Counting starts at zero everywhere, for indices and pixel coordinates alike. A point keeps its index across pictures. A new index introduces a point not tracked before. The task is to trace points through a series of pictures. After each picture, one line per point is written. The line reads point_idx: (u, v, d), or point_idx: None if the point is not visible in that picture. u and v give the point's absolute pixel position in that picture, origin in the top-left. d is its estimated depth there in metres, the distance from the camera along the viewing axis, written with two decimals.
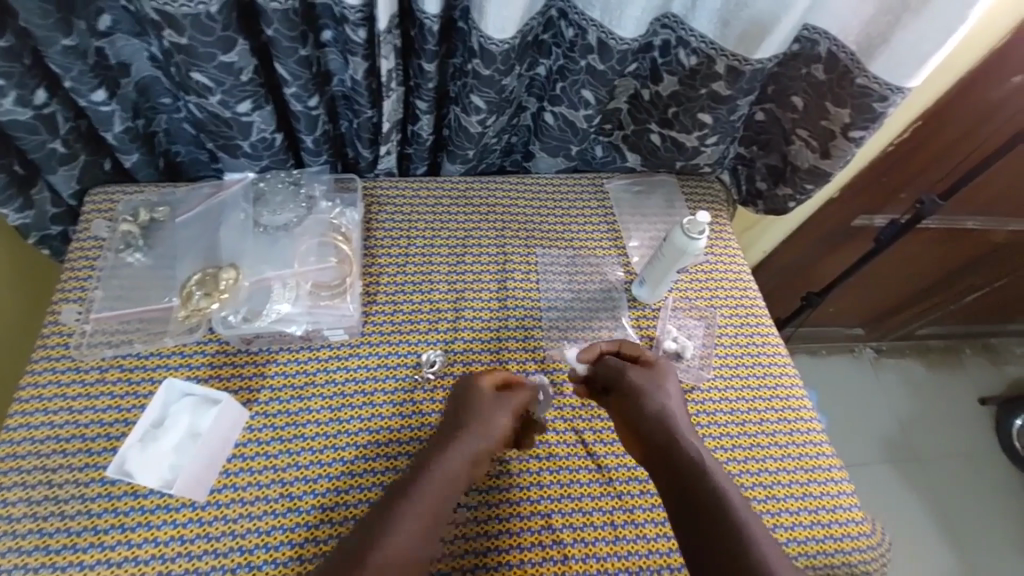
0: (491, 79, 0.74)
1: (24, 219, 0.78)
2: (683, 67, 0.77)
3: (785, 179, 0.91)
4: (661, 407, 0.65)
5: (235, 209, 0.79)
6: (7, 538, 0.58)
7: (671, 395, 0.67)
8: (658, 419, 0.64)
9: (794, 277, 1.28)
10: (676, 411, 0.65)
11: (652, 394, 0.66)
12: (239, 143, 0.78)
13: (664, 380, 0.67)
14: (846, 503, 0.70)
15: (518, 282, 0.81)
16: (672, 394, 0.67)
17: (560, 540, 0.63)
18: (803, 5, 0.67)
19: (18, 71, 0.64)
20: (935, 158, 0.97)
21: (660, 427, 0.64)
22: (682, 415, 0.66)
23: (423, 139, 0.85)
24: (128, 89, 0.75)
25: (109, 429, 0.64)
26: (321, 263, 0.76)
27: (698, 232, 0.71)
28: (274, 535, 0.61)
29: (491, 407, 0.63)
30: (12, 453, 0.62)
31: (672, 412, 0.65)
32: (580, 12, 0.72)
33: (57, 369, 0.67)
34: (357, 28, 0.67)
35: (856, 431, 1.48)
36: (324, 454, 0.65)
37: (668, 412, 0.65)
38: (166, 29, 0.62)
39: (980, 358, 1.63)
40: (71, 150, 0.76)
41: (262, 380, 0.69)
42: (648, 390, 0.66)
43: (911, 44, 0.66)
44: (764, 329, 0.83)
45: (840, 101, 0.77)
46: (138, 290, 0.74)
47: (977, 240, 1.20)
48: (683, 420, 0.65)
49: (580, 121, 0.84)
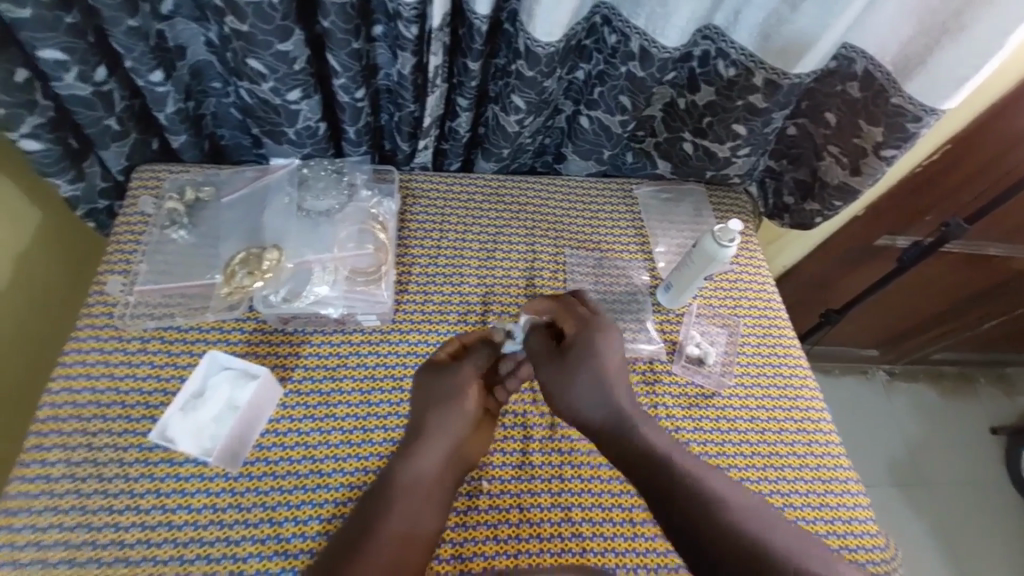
0: (533, 81, 0.76)
1: (74, 192, 0.81)
2: (721, 78, 0.79)
3: (813, 195, 0.92)
4: (591, 381, 0.66)
5: (279, 193, 0.81)
6: (48, 496, 0.60)
7: (605, 357, 0.68)
8: (591, 392, 0.65)
9: (814, 293, 1.29)
10: (612, 376, 0.67)
11: (585, 366, 0.67)
12: (285, 130, 0.80)
13: (599, 341, 0.68)
14: (861, 516, 0.70)
15: (545, 280, 0.83)
16: (608, 357, 0.68)
17: (580, 533, 0.65)
18: (845, 23, 0.68)
19: (83, 49, 0.67)
20: (964, 183, 0.98)
21: (601, 412, 0.65)
22: (617, 378, 0.67)
23: (459, 136, 0.87)
24: (183, 72, 0.78)
25: (149, 397, 0.67)
26: (359, 249, 0.78)
27: (730, 239, 0.72)
28: (304, 509, 0.62)
29: (458, 388, 0.66)
30: (56, 415, 0.64)
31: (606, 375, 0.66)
32: (624, 19, 0.73)
33: (101, 338, 0.70)
34: (409, 24, 0.69)
35: (866, 451, 1.48)
36: (353, 434, 0.67)
37: (604, 393, 0.65)
38: (229, 15, 0.65)
39: (995, 387, 1.62)
40: (124, 128, 0.79)
41: (296, 360, 0.71)
42: (576, 364, 0.67)
43: (949, 67, 0.68)
44: (787, 340, 0.83)
45: (874, 119, 0.78)
46: (181, 266, 0.77)
47: (1000, 267, 1.21)
48: (617, 385, 0.66)
49: (615, 125, 0.85)
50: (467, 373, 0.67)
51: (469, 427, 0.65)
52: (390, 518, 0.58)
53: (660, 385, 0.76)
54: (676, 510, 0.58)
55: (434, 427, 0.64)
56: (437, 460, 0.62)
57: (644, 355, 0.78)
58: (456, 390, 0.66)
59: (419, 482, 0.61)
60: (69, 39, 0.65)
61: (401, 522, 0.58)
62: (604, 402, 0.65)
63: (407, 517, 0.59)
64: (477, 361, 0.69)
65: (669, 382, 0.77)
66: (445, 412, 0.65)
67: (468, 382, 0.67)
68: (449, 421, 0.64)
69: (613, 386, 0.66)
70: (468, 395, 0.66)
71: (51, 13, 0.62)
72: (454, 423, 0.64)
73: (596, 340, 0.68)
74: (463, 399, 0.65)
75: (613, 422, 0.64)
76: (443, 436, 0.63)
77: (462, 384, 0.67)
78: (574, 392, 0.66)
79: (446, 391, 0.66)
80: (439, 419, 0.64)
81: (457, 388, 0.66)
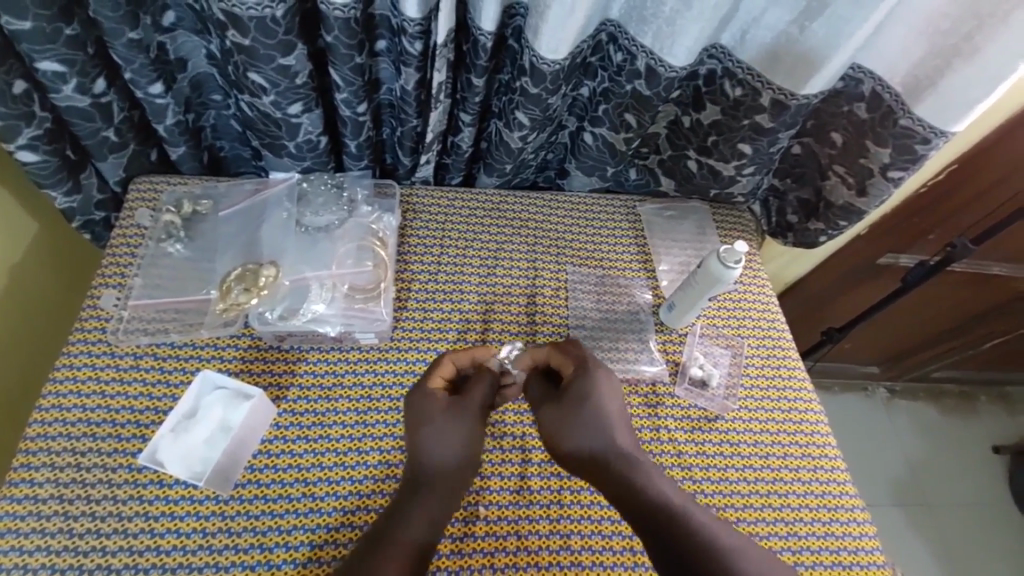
0: (538, 97, 0.75)
1: (70, 204, 0.79)
2: (727, 97, 0.78)
3: (817, 214, 0.91)
4: (572, 420, 0.62)
5: (278, 207, 0.80)
6: (33, 518, 0.58)
7: (604, 404, 0.64)
8: (589, 435, 0.61)
9: (816, 312, 1.27)
10: (611, 416, 0.63)
11: (584, 409, 0.63)
12: (285, 143, 0.79)
13: (591, 376, 0.65)
14: (868, 545, 0.68)
15: (547, 297, 0.81)
16: (607, 397, 0.64)
17: (580, 562, 0.63)
18: (855, 46, 0.67)
19: (83, 60, 0.66)
20: (969, 203, 0.97)
21: (590, 451, 0.61)
22: (616, 421, 0.63)
23: (461, 151, 0.86)
24: (183, 84, 0.77)
25: (140, 416, 0.65)
26: (358, 266, 0.77)
27: (735, 261, 0.70)
28: (295, 535, 0.60)
29: (464, 413, 0.63)
30: (44, 433, 0.63)
31: (605, 423, 0.62)
32: (630, 38, 0.73)
33: (92, 353, 0.68)
34: (413, 40, 0.69)
35: (869, 471, 1.46)
36: (348, 456, 0.65)
37: (599, 437, 0.61)
38: (230, 29, 0.64)
39: (997, 406, 1.61)
40: (122, 139, 0.78)
41: (291, 378, 0.69)
42: (571, 407, 0.63)
43: (959, 89, 0.67)
44: (791, 362, 0.82)
45: (881, 141, 0.77)
46: (175, 281, 0.75)
47: (1004, 286, 1.19)
48: (620, 424, 0.63)
49: (619, 143, 0.85)
50: (472, 405, 0.63)
51: (459, 463, 0.61)
52: (404, 528, 0.56)
53: (663, 408, 0.75)
54: (658, 530, 0.54)
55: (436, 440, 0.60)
56: (450, 471, 0.60)
57: (647, 377, 0.77)
58: (463, 410, 0.63)
59: (432, 493, 0.58)
60: (68, 51, 0.65)
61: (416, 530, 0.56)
62: (609, 437, 0.61)
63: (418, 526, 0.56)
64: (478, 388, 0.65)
65: (672, 405, 0.75)
66: (450, 429, 0.61)
67: (468, 416, 0.63)
68: (459, 441, 0.61)
69: (608, 423, 0.62)
70: (466, 432, 0.62)
71: (52, 25, 0.61)
72: (462, 443, 0.61)
73: (595, 381, 0.65)
74: (468, 418, 0.62)
75: (605, 459, 0.60)
76: (445, 458, 0.60)
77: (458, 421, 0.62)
78: (571, 433, 0.62)
79: (448, 414, 0.62)
80: (437, 435, 0.60)
81: (453, 419, 0.62)
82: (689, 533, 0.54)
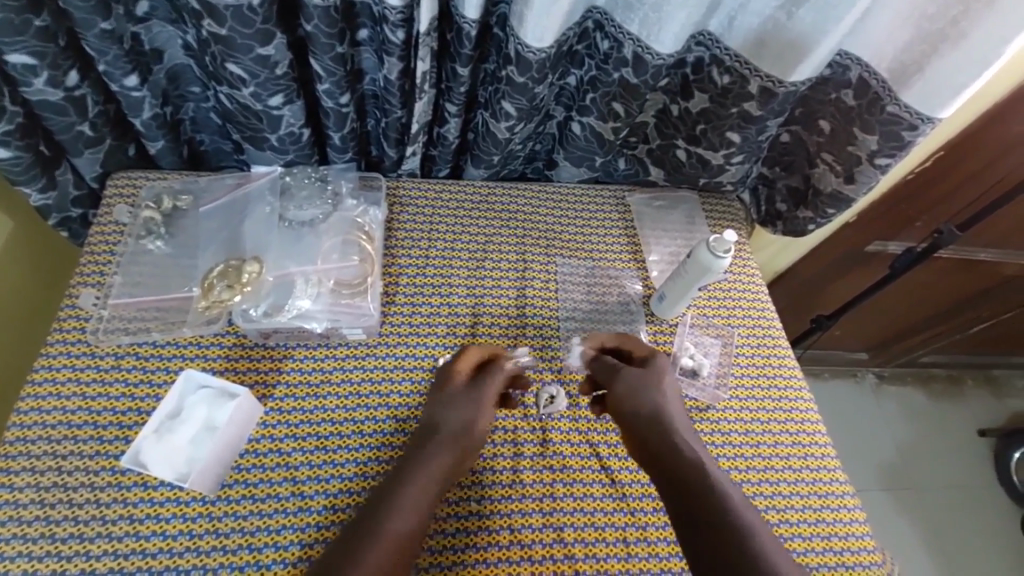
0: (524, 87, 0.74)
1: (45, 201, 0.77)
2: (715, 85, 0.78)
3: (806, 202, 0.90)
4: (617, 403, 0.65)
5: (260, 202, 0.78)
6: (13, 524, 0.57)
7: (669, 389, 0.66)
8: (654, 403, 0.64)
9: (805, 299, 1.28)
10: (674, 400, 0.65)
11: (650, 387, 0.65)
12: (267, 136, 0.78)
13: (655, 365, 0.68)
14: (858, 531, 0.69)
15: (537, 290, 0.81)
16: (668, 384, 0.67)
17: (572, 555, 0.63)
18: (842, 32, 0.67)
19: (54, 52, 0.64)
20: (956, 188, 0.97)
21: (649, 418, 0.63)
22: (678, 403, 0.66)
23: (448, 142, 0.85)
24: (159, 76, 0.75)
25: (122, 417, 0.64)
26: (343, 261, 0.75)
27: (724, 250, 0.70)
28: (285, 534, 0.60)
29: (475, 401, 0.64)
30: (23, 437, 0.61)
31: (667, 407, 0.64)
32: (617, 25, 0.72)
33: (72, 354, 0.67)
34: (396, 28, 0.67)
35: (858, 455, 1.47)
36: (337, 454, 0.65)
37: (662, 408, 0.64)
38: (206, 18, 0.62)
39: (982, 389, 1.63)
40: (98, 133, 0.76)
41: (277, 376, 0.68)
42: (645, 377, 0.66)
43: (945, 75, 0.67)
44: (781, 350, 0.82)
45: (868, 128, 0.76)
46: (158, 278, 0.74)
47: (989, 271, 1.20)
48: (662, 390, 0.66)
49: (607, 132, 0.84)
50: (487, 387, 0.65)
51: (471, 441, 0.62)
52: (393, 519, 0.55)
53: None
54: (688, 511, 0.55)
55: (446, 419, 0.63)
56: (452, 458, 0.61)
57: None
58: (476, 397, 0.64)
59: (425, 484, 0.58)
60: (38, 43, 0.62)
61: (408, 518, 0.55)
62: (651, 409, 0.63)
63: (412, 514, 0.55)
64: (499, 377, 0.67)
65: None
66: (462, 412, 0.63)
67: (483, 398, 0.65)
68: (465, 422, 0.63)
69: (622, 401, 0.65)
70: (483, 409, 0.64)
71: (20, 16, 0.59)
72: (469, 430, 0.63)
73: (659, 367, 0.68)
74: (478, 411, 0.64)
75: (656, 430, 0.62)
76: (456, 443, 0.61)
77: (476, 401, 0.64)
78: (638, 399, 0.64)
79: (457, 403, 0.64)
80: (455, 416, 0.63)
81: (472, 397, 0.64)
82: (704, 511, 0.55)
